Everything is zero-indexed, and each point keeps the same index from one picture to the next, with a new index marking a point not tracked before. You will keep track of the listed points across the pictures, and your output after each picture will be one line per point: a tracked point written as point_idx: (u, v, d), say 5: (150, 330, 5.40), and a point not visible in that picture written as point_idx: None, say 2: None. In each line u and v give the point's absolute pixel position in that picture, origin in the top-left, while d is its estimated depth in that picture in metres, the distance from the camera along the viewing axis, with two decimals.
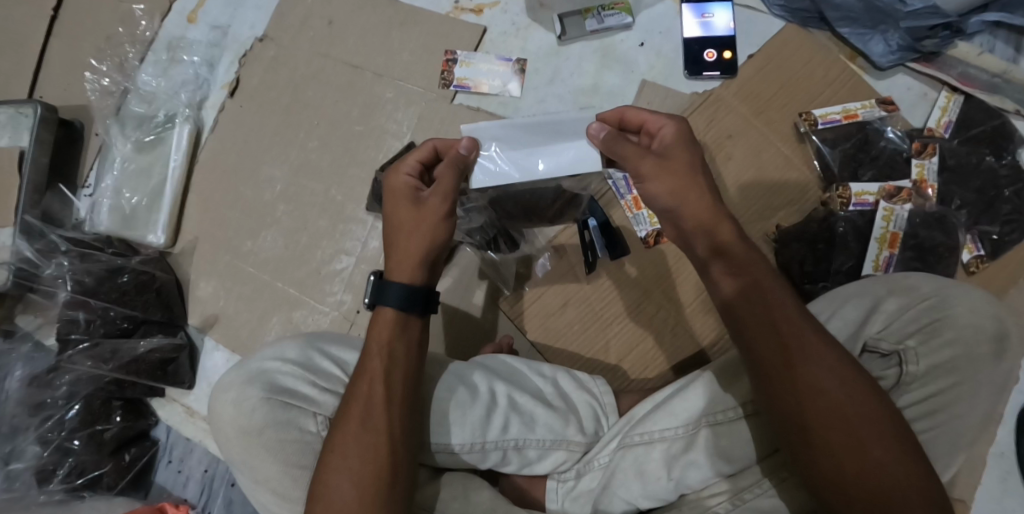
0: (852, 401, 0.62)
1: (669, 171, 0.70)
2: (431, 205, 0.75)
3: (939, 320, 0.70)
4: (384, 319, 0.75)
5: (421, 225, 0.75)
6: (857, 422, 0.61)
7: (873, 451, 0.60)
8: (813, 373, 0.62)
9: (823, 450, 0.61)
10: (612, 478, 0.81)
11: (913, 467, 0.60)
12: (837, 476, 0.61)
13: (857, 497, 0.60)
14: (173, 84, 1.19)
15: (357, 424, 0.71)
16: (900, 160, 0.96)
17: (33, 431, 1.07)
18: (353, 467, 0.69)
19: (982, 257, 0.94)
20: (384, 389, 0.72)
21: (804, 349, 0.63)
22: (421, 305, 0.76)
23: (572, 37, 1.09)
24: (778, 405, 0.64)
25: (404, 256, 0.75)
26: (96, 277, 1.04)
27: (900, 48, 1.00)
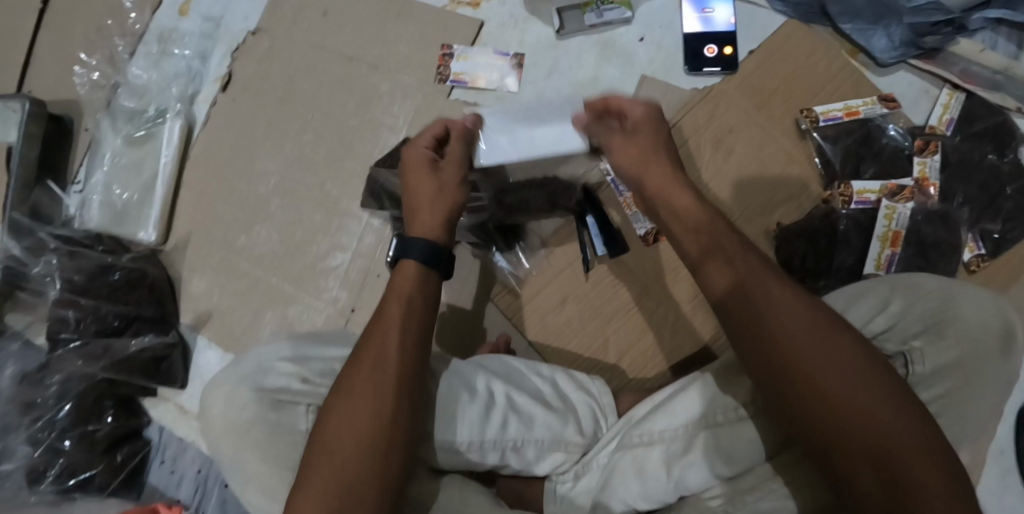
0: (837, 352, 0.60)
1: (636, 145, 0.77)
2: (448, 173, 0.80)
3: (946, 319, 0.69)
4: (407, 270, 0.75)
5: (442, 192, 0.79)
6: (844, 372, 0.59)
7: (860, 400, 0.58)
8: (785, 326, 0.61)
9: (809, 401, 0.59)
10: (611, 478, 0.81)
11: (905, 417, 0.57)
12: (824, 426, 0.58)
13: (848, 448, 0.57)
14: (164, 77, 1.17)
15: (366, 372, 0.70)
16: (902, 157, 0.95)
17: (23, 431, 1.06)
18: (352, 414, 0.67)
19: (982, 256, 0.92)
20: (394, 339, 0.71)
21: (777, 302, 0.63)
22: (443, 262, 0.77)
23: (570, 31, 1.07)
24: (757, 362, 0.63)
25: (426, 214, 0.78)
26: (87, 274, 1.03)
27: (902, 44, 0.99)
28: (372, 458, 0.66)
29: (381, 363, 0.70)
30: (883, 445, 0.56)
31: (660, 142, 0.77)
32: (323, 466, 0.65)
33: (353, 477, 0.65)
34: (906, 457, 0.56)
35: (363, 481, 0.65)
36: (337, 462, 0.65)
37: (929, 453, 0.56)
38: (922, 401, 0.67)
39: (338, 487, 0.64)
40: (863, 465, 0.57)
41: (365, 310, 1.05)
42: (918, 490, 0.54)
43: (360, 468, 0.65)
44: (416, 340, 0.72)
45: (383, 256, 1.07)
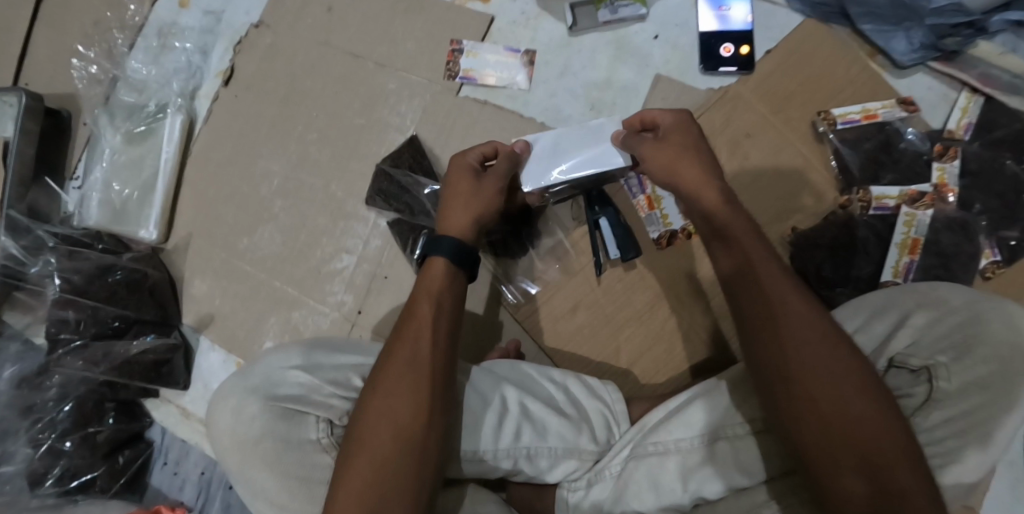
0: (836, 359, 0.62)
1: (669, 150, 0.75)
2: (489, 182, 0.80)
3: (972, 336, 0.67)
4: (435, 269, 0.75)
5: (478, 197, 0.79)
6: (841, 379, 0.61)
7: (854, 406, 0.60)
8: (790, 330, 0.63)
9: (804, 401, 0.62)
10: (624, 489, 0.79)
11: (896, 428, 0.59)
12: (817, 427, 0.61)
13: (838, 451, 0.59)
14: (165, 71, 1.14)
15: (399, 366, 0.70)
16: (921, 163, 0.93)
17: (23, 434, 1.05)
18: (393, 412, 0.68)
19: (999, 263, 0.91)
20: (427, 338, 0.71)
21: (787, 306, 0.64)
22: (469, 263, 0.76)
23: (583, 28, 1.05)
24: (761, 354, 0.65)
25: (458, 214, 0.78)
26: (86, 275, 0.99)
27: (923, 46, 0.97)
28: (416, 456, 0.67)
29: (413, 362, 0.70)
30: (872, 452, 0.58)
31: (695, 144, 0.75)
32: (364, 461, 0.66)
33: (395, 474, 0.65)
34: (892, 466, 0.58)
35: (405, 478, 0.65)
36: (378, 458, 0.66)
37: (914, 465, 0.58)
38: (947, 417, 0.64)
39: (377, 485, 0.65)
40: (849, 471, 0.59)
41: (371, 314, 1.04)
42: (901, 498, 0.56)
43: (404, 465, 0.66)
44: (445, 340, 0.72)
45: (390, 258, 1.04)
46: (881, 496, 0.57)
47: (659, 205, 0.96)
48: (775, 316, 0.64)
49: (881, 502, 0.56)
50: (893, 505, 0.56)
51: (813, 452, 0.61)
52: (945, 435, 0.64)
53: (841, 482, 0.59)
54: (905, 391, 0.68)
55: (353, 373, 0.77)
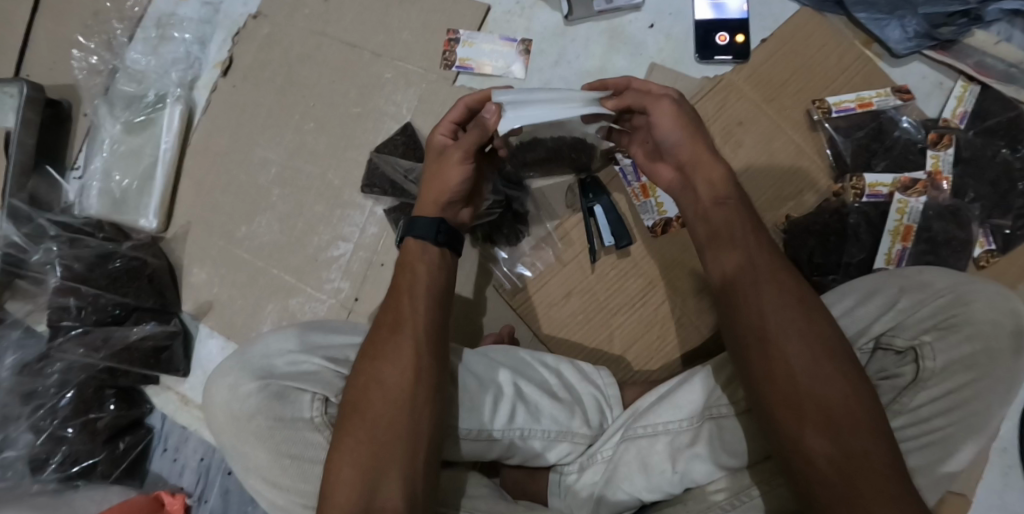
0: (806, 328, 0.65)
1: (684, 114, 0.75)
2: (451, 152, 0.78)
3: (957, 315, 0.68)
4: (410, 247, 0.78)
5: (443, 172, 0.78)
6: (812, 347, 0.63)
7: (821, 371, 0.63)
8: (760, 299, 0.67)
9: (777, 368, 0.64)
10: (616, 471, 0.80)
11: (860, 395, 0.62)
12: (787, 392, 0.63)
13: (805, 415, 0.62)
14: (163, 62, 1.15)
15: (391, 330, 0.73)
16: (915, 151, 0.93)
17: (24, 419, 1.06)
18: (383, 374, 0.70)
19: (992, 251, 0.91)
20: (414, 304, 0.74)
21: (761, 279, 0.68)
22: (444, 237, 0.78)
23: (579, 17, 1.05)
24: (738, 318, 0.68)
25: (426, 195, 0.79)
26: (86, 263, 1.02)
27: (917, 35, 0.97)
28: (406, 417, 0.69)
29: (399, 328, 0.73)
30: (837, 416, 0.61)
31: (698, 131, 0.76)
32: (358, 423, 0.68)
33: (387, 435, 0.68)
34: (855, 429, 0.60)
35: (396, 437, 0.68)
36: (371, 419, 0.68)
37: (876, 429, 0.61)
38: (933, 397, 0.66)
39: (368, 445, 0.67)
40: (816, 434, 0.61)
41: (368, 301, 1.04)
42: (861, 460, 0.59)
43: (398, 426, 0.68)
44: (431, 307, 0.74)
45: (386, 245, 1.05)
46: (841, 458, 0.59)
47: (654, 193, 0.96)
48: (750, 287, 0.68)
49: (841, 464, 0.59)
50: (853, 467, 0.59)
51: (783, 416, 0.63)
52: (931, 415, 0.66)
53: (807, 446, 0.61)
54: (892, 371, 0.69)
55: (351, 354, 0.78)
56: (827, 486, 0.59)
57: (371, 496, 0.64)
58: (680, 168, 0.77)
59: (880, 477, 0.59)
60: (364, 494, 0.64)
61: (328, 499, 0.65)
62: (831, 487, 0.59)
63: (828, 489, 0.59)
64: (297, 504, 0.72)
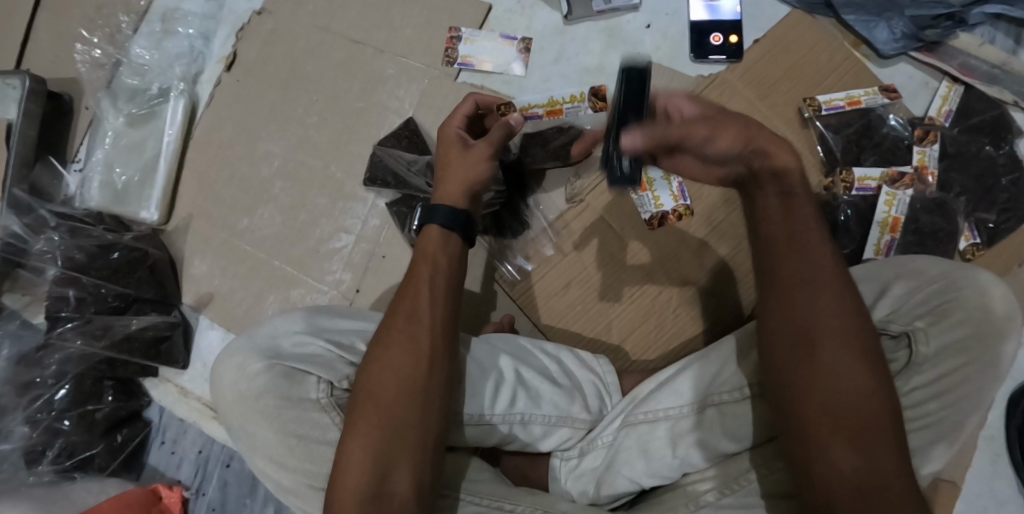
0: (853, 331, 0.64)
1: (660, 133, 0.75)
2: (479, 148, 0.81)
3: (949, 301, 0.69)
4: (431, 234, 0.77)
5: (469, 164, 0.80)
6: (857, 351, 0.63)
7: (853, 384, 0.62)
8: (809, 305, 0.66)
9: (820, 376, 0.63)
10: (616, 456, 0.81)
11: (889, 406, 0.62)
12: (820, 396, 0.63)
13: (837, 419, 0.62)
14: (167, 56, 1.16)
15: (404, 319, 0.73)
16: (901, 147, 0.96)
17: (21, 411, 1.05)
18: (392, 363, 0.70)
19: (978, 245, 0.94)
20: (425, 294, 0.74)
21: (813, 276, 0.66)
22: (464, 225, 0.77)
23: (578, 17, 1.08)
24: (782, 323, 0.67)
25: (450, 182, 0.79)
26: (87, 253, 1.02)
27: (903, 36, 1.01)
28: (416, 406, 0.69)
29: (415, 316, 0.73)
30: (866, 423, 0.61)
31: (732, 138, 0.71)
32: (369, 409, 0.69)
33: (402, 423, 0.68)
34: (878, 440, 0.60)
35: (409, 425, 0.68)
36: (383, 406, 0.69)
37: (898, 442, 0.61)
38: (926, 381, 0.68)
39: (382, 432, 0.68)
40: (842, 439, 0.61)
41: (369, 292, 1.06)
42: (882, 469, 0.59)
43: (406, 416, 0.68)
44: (443, 298, 0.74)
45: (388, 237, 1.06)
46: (865, 468, 0.60)
47: (651, 186, 0.97)
48: (806, 290, 0.66)
49: (863, 473, 0.60)
50: (874, 476, 0.59)
51: (816, 416, 0.63)
52: (923, 397, 0.68)
53: (831, 452, 0.61)
54: (887, 357, 0.70)
55: (356, 340, 0.79)
56: (843, 489, 0.60)
57: (381, 484, 0.66)
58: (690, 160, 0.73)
59: (897, 489, 0.59)
60: (373, 480, 0.66)
61: (336, 482, 0.67)
62: (844, 492, 0.60)
63: (843, 492, 0.60)
64: (302, 483, 0.73)
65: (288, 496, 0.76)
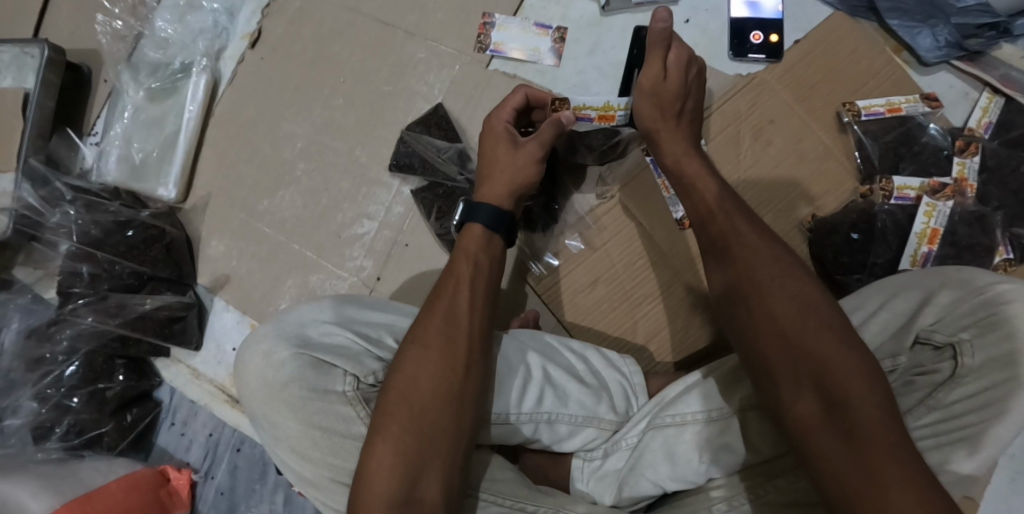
0: (800, 293, 0.65)
1: (656, 105, 0.82)
2: (528, 148, 0.82)
3: (997, 314, 0.65)
4: (473, 234, 0.78)
5: (518, 164, 0.82)
6: (805, 307, 0.64)
7: (816, 340, 0.62)
8: (762, 283, 0.67)
9: (772, 336, 0.64)
10: (640, 459, 0.79)
11: (850, 348, 0.61)
12: (783, 354, 0.63)
13: (799, 371, 0.61)
14: (190, 31, 1.13)
15: (441, 318, 0.72)
16: (941, 157, 0.95)
17: (30, 387, 1.04)
18: (425, 365, 0.69)
19: (1011, 261, 0.91)
20: (464, 293, 0.73)
21: (756, 257, 0.68)
22: (506, 227, 0.79)
23: (615, 9, 1.04)
24: (738, 311, 0.68)
25: (496, 182, 0.82)
26: (103, 229, 1.00)
27: (947, 44, 0.98)
28: (449, 406, 0.68)
29: (452, 318, 0.72)
30: (831, 373, 0.60)
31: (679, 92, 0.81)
32: (401, 412, 0.67)
33: (432, 426, 0.67)
34: (848, 386, 0.58)
35: (438, 423, 0.67)
36: (416, 409, 0.67)
37: (872, 383, 0.59)
38: (969, 393, 0.64)
39: (413, 436, 0.66)
40: (807, 391, 0.60)
41: (390, 281, 1.04)
42: (856, 413, 0.57)
43: (438, 419, 0.67)
44: (482, 302, 0.74)
45: (411, 226, 1.04)
46: (832, 412, 0.58)
47: None
48: (744, 265, 0.68)
49: (835, 420, 0.58)
50: (847, 421, 0.57)
51: (780, 374, 0.62)
52: (964, 410, 0.64)
53: (799, 404, 0.60)
54: (929, 367, 0.68)
55: (384, 333, 0.78)
56: (822, 439, 0.58)
57: (412, 490, 0.64)
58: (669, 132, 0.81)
59: (878, 430, 0.56)
60: (403, 486, 0.64)
61: (363, 488, 0.65)
62: (825, 441, 0.58)
63: (824, 441, 0.58)
64: (324, 476, 0.71)
65: (308, 487, 0.74)
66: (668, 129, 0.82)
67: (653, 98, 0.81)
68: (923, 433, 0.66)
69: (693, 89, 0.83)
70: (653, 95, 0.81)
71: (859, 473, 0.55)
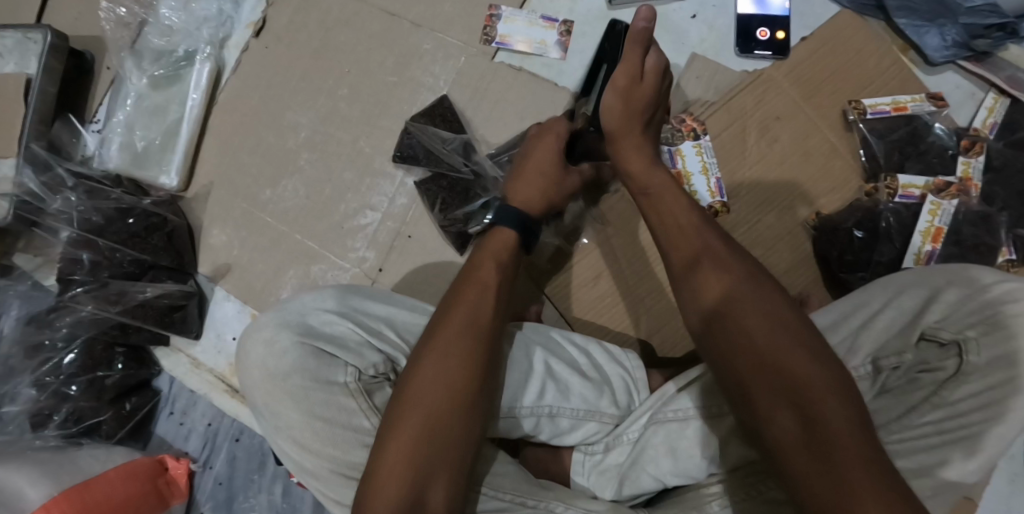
0: (772, 305, 0.64)
1: (624, 106, 0.78)
2: (570, 170, 0.90)
3: (1002, 313, 0.65)
4: (503, 238, 0.81)
5: (559, 176, 0.89)
6: (778, 321, 0.63)
7: (791, 353, 0.61)
8: (738, 294, 0.66)
9: (744, 348, 0.63)
10: (642, 454, 0.79)
11: (821, 362, 0.60)
12: (756, 367, 0.62)
13: (773, 387, 0.60)
14: (194, 18, 1.13)
15: (453, 331, 0.71)
16: (946, 157, 0.94)
17: (28, 374, 1.03)
18: (435, 376, 0.68)
19: (1014, 261, 0.91)
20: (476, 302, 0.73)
21: (729, 264, 0.68)
22: (529, 239, 0.85)
23: (622, 2, 1.04)
24: (710, 322, 0.66)
25: (532, 188, 0.87)
26: (105, 215, 1.00)
27: (954, 44, 0.99)
28: (451, 417, 0.67)
29: (466, 332, 0.71)
30: (806, 386, 0.59)
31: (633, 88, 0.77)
32: (406, 425, 0.66)
33: (437, 437, 0.66)
34: (823, 400, 0.58)
35: (441, 434, 0.67)
36: (422, 421, 0.67)
37: (845, 398, 0.58)
38: (973, 392, 0.65)
39: (418, 448, 0.66)
40: (784, 406, 0.59)
41: (392, 273, 1.03)
42: (831, 427, 0.56)
43: (443, 432, 0.67)
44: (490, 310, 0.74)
45: (414, 217, 1.04)
46: (808, 428, 0.57)
47: (688, 182, 0.97)
48: (726, 276, 0.67)
49: (812, 435, 0.57)
50: (821, 437, 0.56)
51: (756, 391, 0.61)
52: (969, 409, 0.64)
53: (778, 420, 0.59)
54: (933, 364, 0.67)
55: (385, 327, 0.77)
56: (800, 456, 0.57)
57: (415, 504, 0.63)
58: (631, 137, 0.80)
59: (854, 447, 0.56)
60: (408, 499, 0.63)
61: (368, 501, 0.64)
62: (804, 460, 0.57)
63: (801, 459, 0.57)
64: (325, 468, 0.71)
65: (308, 478, 0.74)
66: (627, 134, 0.79)
67: (620, 99, 0.78)
68: (926, 431, 0.66)
69: (662, 98, 0.82)
70: (621, 96, 0.78)
71: (835, 489, 0.54)
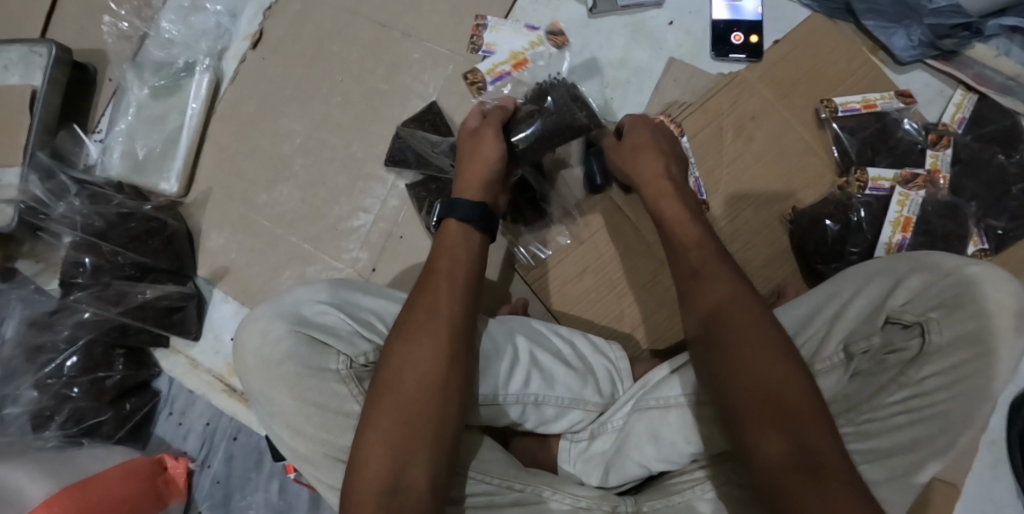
0: (759, 319, 0.66)
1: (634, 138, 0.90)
2: (486, 134, 0.87)
3: (962, 294, 0.69)
4: (450, 228, 0.81)
5: (484, 152, 0.86)
6: (765, 336, 0.65)
7: (778, 370, 0.62)
8: (731, 312, 0.67)
9: (738, 364, 0.64)
10: (626, 440, 0.82)
11: (803, 377, 0.62)
12: (749, 385, 0.63)
13: (765, 406, 0.61)
14: (193, 32, 1.18)
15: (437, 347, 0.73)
16: (915, 151, 0.98)
17: (30, 376, 1.05)
18: (423, 395, 0.70)
19: (986, 250, 0.96)
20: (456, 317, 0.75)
21: (722, 275, 0.69)
22: (482, 217, 0.82)
23: (603, 11, 1.10)
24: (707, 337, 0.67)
25: (466, 177, 0.86)
26: (106, 220, 1.02)
27: (921, 44, 1.03)
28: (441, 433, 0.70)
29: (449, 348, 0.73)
30: (791, 404, 0.61)
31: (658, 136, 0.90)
32: (399, 442, 0.68)
33: (428, 454, 0.69)
34: (808, 418, 0.60)
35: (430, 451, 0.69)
36: (414, 437, 0.69)
37: (823, 416, 0.61)
38: (939, 370, 0.68)
39: (411, 465, 0.68)
40: (774, 425, 0.60)
41: (384, 272, 1.07)
42: (816, 447, 0.59)
43: (431, 446, 0.69)
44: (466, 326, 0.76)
45: (406, 218, 1.08)
46: (794, 446, 0.59)
47: None
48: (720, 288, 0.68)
49: (800, 454, 0.59)
50: (808, 456, 0.58)
51: (747, 408, 0.62)
52: (935, 388, 0.68)
53: (770, 440, 0.60)
54: (898, 345, 0.70)
55: (375, 318, 0.80)
56: (787, 474, 0.59)
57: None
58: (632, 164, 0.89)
59: (836, 466, 0.58)
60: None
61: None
62: (792, 477, 0.58)
63: (788, 477, 0.58)
64: (318, 452, 0.74)
65: (302, 464, 0.76)
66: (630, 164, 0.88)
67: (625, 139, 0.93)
68: (896, 410, 0.69)
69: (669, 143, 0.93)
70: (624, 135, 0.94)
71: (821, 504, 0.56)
